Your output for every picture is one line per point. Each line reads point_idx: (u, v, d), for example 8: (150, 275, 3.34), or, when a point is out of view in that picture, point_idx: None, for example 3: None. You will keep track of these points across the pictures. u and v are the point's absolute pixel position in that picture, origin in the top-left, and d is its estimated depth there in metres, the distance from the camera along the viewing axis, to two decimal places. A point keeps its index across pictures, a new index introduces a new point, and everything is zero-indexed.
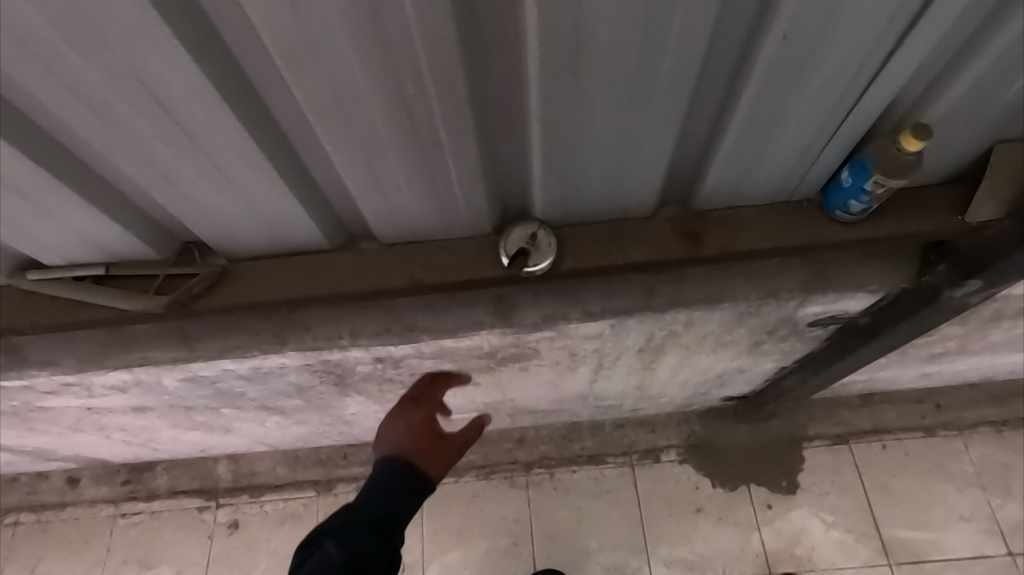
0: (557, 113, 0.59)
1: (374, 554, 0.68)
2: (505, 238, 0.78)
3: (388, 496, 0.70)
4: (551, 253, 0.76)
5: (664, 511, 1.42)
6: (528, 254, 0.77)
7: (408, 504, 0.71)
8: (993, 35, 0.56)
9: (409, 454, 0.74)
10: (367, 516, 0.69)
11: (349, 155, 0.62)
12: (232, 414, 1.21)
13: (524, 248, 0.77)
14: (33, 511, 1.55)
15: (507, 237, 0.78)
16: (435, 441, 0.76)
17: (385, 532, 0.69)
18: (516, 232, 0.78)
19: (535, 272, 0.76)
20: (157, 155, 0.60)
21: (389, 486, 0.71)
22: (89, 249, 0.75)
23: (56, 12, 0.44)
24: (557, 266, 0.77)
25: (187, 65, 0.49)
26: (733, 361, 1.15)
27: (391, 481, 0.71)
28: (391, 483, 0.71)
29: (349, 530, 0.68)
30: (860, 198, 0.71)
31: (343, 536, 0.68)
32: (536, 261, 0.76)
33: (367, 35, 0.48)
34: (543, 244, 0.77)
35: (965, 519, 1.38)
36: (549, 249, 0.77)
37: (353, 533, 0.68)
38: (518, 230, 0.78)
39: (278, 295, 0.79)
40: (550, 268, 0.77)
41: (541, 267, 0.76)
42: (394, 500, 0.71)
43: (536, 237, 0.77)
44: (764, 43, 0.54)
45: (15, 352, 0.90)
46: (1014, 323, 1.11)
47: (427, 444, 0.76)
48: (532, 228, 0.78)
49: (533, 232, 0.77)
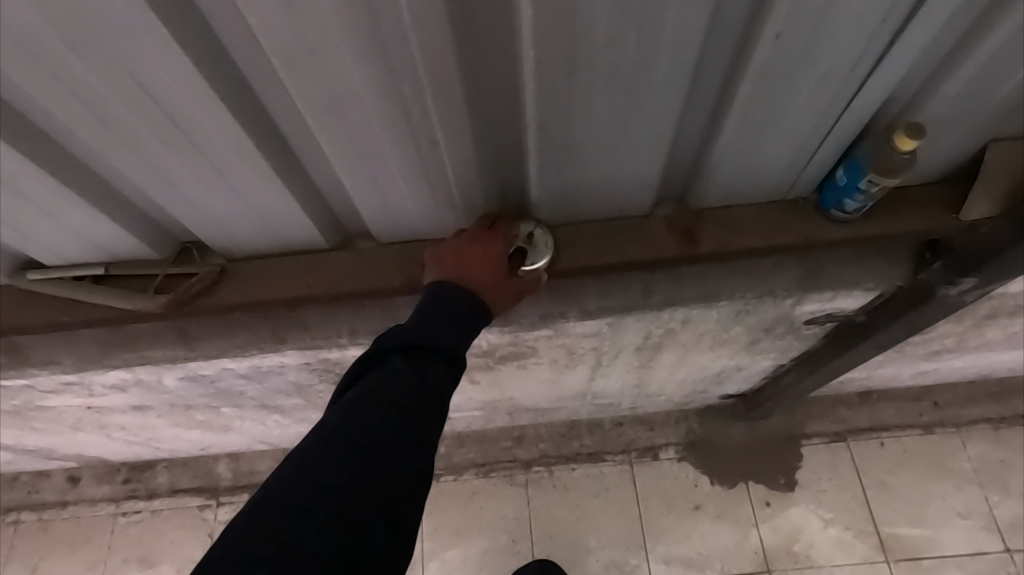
0: (553, 112, 0.59)
1: (442, 395, 0.62)
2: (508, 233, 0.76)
3: (455, 335, 0.66)
4: (547, 251, 0.77)
5: (663, 509, 1.42)
6: (525, 252, 0.77)
7: (469, 334, 0.68)
8: (986, 34, 0.56)
9: (478, 288, 0.71)
10: (437, 345, 0.64)
11: (347, 155, 0.63)
12: (232, 413, 1.21)
13: (522, 247, 0.77)
14: (34, 510, 1.55)
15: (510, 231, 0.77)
16: (504, 283, 0.74)
17: (451, 379, 0.64)
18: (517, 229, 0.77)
19: (534, 270, 0.76)
20: (155, 155, 0.61)
21: (455, 328, 0.66)
22: (89, 249, 0.76)
23: (55, 13, 0.44)
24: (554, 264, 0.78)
25: (186, 65, 0.50)
26: (731, 359, 1.15)
27: (461, 300, 0.68)
28: (458, 303, 0.68)
29: (417, 354, 0.62)
30: (855, 196, 0.72)
31: (411, 342, 0.63)
32: (533, 260, 0.76)
33: (363, 35, 0.48)
34: (539, 243, 0.78)
35: (963, 516, 1.38)
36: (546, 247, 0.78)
37: (422, 350, 0.63)
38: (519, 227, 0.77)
39: (277, 295, 0.80)
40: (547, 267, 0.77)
41: (539, 265, 0.76)
42: (460, 343, 0.66)
43: (534, 236, 0.78)
44: (758, 43, 0.54)
45: (15, 351, 0.90)
46: (1011, 321, 1.11)
47: (496, 282, 0.72)
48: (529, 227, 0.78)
49: (531, 232, 0.78)
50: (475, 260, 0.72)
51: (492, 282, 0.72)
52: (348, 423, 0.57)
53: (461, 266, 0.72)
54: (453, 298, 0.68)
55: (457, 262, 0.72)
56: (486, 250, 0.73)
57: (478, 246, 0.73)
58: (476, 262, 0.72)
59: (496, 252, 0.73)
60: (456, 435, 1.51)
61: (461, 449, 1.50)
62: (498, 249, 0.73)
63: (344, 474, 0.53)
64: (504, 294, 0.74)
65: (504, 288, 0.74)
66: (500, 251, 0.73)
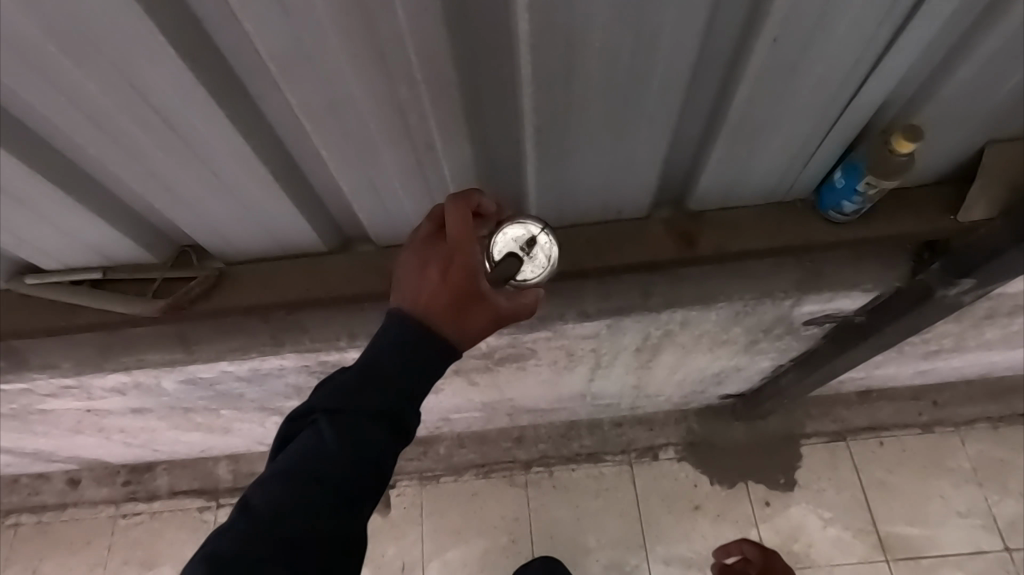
0: (550, 115, 0.59)
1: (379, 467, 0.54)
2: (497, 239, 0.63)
3: (400, 396, 0.55)
4: (546, 265, 0.63)
5: (662, 509, 1.43)
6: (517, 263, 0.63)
7: (424, 390, 0.56)
8: (982, 37, 0.56)
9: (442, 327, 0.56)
10: (373, 413, 0.54)
11: (345, 160, 0.63)
12: (231, 415, 1.21)
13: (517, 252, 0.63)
14: (34, 513, 1.55)
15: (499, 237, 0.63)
16: (472, 312, 0.56)
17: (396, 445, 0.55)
18: (510, 232, 0.64)
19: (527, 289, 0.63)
20: (151, 160, 0.60)
21: (402, 388, 0.55)
22: (87, 254, 0.75)
23: (51, 20, 0.44)
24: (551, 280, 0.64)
25: (182, 71, 0.49)
26: (730, 359, 1.15)
27: (409, 352, 0.55)
28: (405, 357, 0.55)
29: (347, 424, 0.53)
30: (853, 198, 0.72)
31: (340, 412, 0.53)
32: (528, 272, 0.63)
33: (359, 39, 0.48)
34: (539, 253, 0.64)
35: (963, 515, 1.39)
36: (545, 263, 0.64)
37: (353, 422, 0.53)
38: (512, 231, 0.64)
39: (275, 298, 0.80)
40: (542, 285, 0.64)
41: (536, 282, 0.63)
42: (409, 402, 0.55)
43: (534, 242, 0.64)
44: (755, 46, 0.54)
45: (14, 355, 0.91)
46: (1010, 320, 1.11)
47: (458, 312, 0.56)
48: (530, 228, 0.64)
49: (532, 235, 0.64)
50: (429, 287, 0.56)
51: (453, 314, 0.55)
52: (265, 505, 0.52)
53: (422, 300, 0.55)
54: (401, 347, 0.55)
55: (416, 295, 0.56)
56: (450, 279, 0.55)
57: (436, 264, 0.56)
58: (430, 288, 0.56)
59: (455, 272, 0.55)
60: (456, 436, 1.50)
61: (461, 450, 1.50)
62: (458, 267, 0.55)
63: (252, 570, 0.49)
64: (475, 325, 0.57)
65: (473, 317, 0.56)
66: (459, 272, 0.55)
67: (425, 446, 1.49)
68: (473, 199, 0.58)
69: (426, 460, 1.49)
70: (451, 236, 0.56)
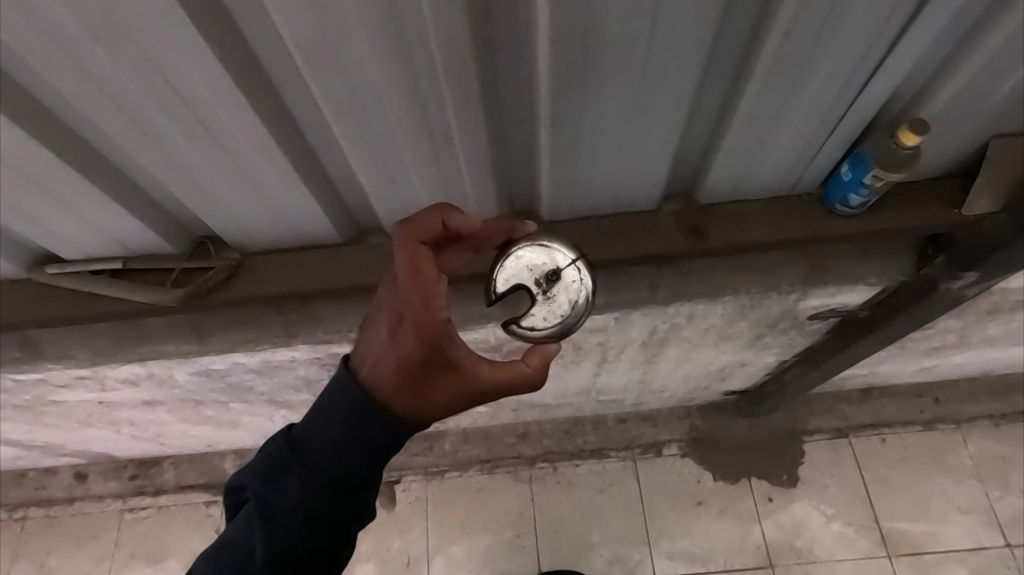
0: (566, 108, 0.61)
1: (304, 548, 0.57)
2: (518, 261, 0.68)
3: (319, 477, 0.57)
4: (557, 305, 0.68)
5: (665, 505, 1.44)
6: (535, 300, 0.69)
7: (347, 467, 0.58)
8: (989, 31, 0.58)
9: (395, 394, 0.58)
10: (290, 498, 0.57)
11: (363, 151, 0.64)
12: (240, 408, 1.22)
13: (533, 285, 0.69)
14: (41, 506, 1.56)
15: (521, 261, 0.68)
16: (429, 375, 0.57)
17: (320, 525, 0.57)
18: (533, 259, 0.69)
19: (538, 333, 0.68)
20: (175, 151, 0.62)
21: (320, 469, 0.57)
22: (107, 243, 0.77)
23: (88, 11, 0.46)
24: (565, 328, 0.68)
25: (211, 62, 0.51)
26: (734, 355, 1.16)
27: (328, 424, 0.58)
28: (324, 429, 0.58)
29: (267, 508, 0.58)
30: (859, 191, 0.73)
31: (262, 494, 0.58)
32: (539, 309, 0.69)
33: (384, 32, 0.49)
34: (559, 296, 0.69)
35: (964, 511, 1.40)
36: (565, 307, 0.69)
37: (273, 505, 0.58)
38: (535, 257, 0.69)
39: (290, 289, 0.81)
40: (556, 331, 0.68)
41: (548, 327, 0.68)
42: (328, 484, 0.58)
43: (557, 279, 0.69)
44: (766, 41, 0.56)
45: (31, 345, 0.92)
46: (1011, 317, 1.13)
47: (412, 376, 0.57)
48: (559, 262, 0.69)
49: (556, 271, 0.69)
50: (383, 346, 0.58)
51: (405, 378, 0.57)
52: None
53: (379, 366, 0.58)
54: (324, 428, 0.58)
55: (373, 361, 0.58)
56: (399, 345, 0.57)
57: (391, 320, 0.58)
58: (382, 349, 0.58)
59: (405, 331, 0.56)
60: (461, 432, 1.51)
61: (466, 445, 1.50)
62: (408, 325, 0.56)
63: None
64: (438, 390, 0.58)
65: (432, 382, 0.58)
66: (408, 334, 0.56)
67: (430, 442, 1.50)
68: (432, 224, 0.58)
69: (431, 456, 1.50)
70: (400, 286, 0.56)
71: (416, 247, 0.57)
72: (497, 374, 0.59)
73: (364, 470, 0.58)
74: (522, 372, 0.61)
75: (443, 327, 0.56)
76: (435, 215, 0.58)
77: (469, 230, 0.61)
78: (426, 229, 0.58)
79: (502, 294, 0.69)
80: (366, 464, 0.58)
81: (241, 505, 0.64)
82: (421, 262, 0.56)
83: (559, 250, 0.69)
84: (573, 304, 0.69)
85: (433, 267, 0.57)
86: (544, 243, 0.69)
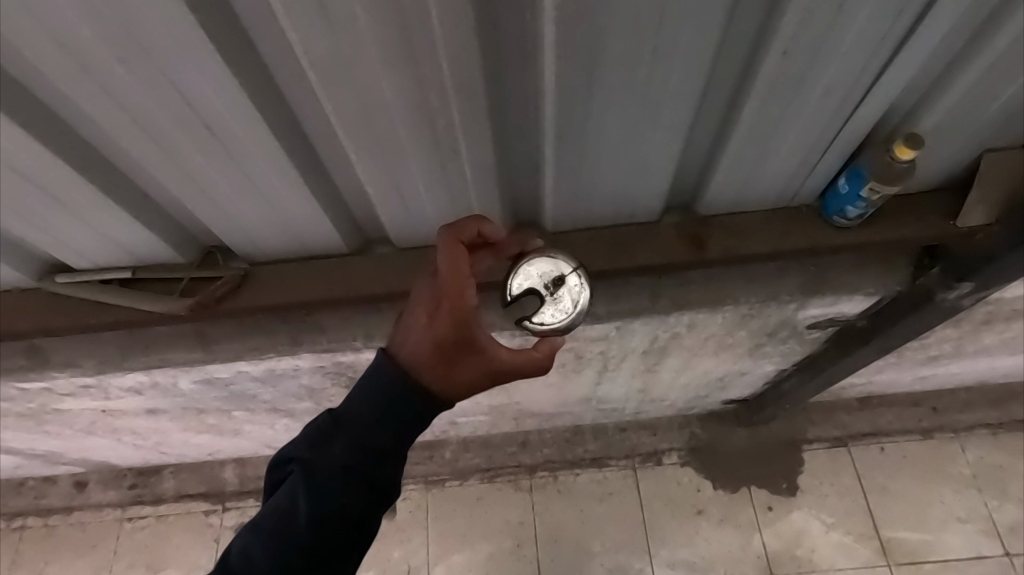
0: (570, 122, 0.62)
1: (344, 513, 0.58)
2: (525, 270, 0.72)
3: (363, 442, 0.59)
4: (564, 305, 0.72)
5: (665, 513, 1.44)
6: (543, 301, 0.73)
7: (389, 435, 0.60)
8: (980, 50, 0.60)
9: (427, 376, 0.60)
10: (334, 462, 0.59)
11: (371, 164, 0.66)
12: (242, 417, 1.23)
13: (539, 289, 0.73)
14: (40, 516, 1.56)
15: (527, 269, 0.72)
16: (458, 357, 0.60)
17: (360, 491, 0.59)
18: (538, 267, 0.73)
19: (547, 328, 0.72)
20: (188, 163, 0.63)
21: (363, 435, 0.59)
22: (117, 253, 0.78)
23: (111, 30, 0.48)
24: (571, 325, 0.72)
25: (227, 78, 0.52)
26: (734, 363, 1.17)
27: (370, 394, 0.60)
28: (366, 399, 0.60)
29: (311, 473, 0.59)
30: (856, 203, 0.75)
31: (307, 460, 0.59)
32: (547, 310, 0.73)
33: (396, 49, 0.51)
34: (565, 296, 0.73)
35: (963, 520, 1.40)
36: (570, 306, 0.73)
37: (317, 470, 0.59)
38: (541, 265, 0.73)
39: (297, 298, 0.82)
40: (563, 328, 0.72)
41: (556, 324, 0.72)
42: (371, 450, 0.59)
43: (563, 282, 0.73)
44: (765, 59, 0.57)
45: (37, 354, 0.93)
46: (1007, 326, 1.14)
47: (444, 358, 0.60)
48: (563, 269, 0.73)
49: (562, 275, 0.73)
50: (418, 330, 0.61)
51: (437, 360, 0.60)
52: (246, 550, 0.59)
53: (413, 350, 0.60)
54: (366, 399, 0.60)
55: (407, 345, 0.61)
56: (434, 329, 0.60)
57: (427, 307, 0.61)
58: (417, 334, 0.60)
59: (440, 316, 0.60)
60: (461, 441, 1.51)
61: (467, 454, 1.51)
62: (444, 311, 0.60)
63: None
64: (464, 371, 0.61)
65: (460, 364, 0.61)
66: (443, 318, 0.59)
67: (430, 450, 1.50)
68: (469, 228, 0.64)
69: (431, 464, 1.50)
70: (439, 276, 0.61)
71: (455, 244, 0.61)
72: (514, 358, 0.63)
73: (403, 439, 0.61)
74: (531, 358, 0.64)
75: (473, 313, 0.60)
76: (472, 221, 0.64)
77: (496, 238, 0.67)
78: (465, 231, 0.64)
79: (515, 297, 0.73)
80: (405, 433, 0.61)
81: (274, 480, 0.64)
82: (459, 257, 0.61)
83: (564, 259, 0.73)
84: (578, 303, 0.73)
85: (468, 264, 0.62)
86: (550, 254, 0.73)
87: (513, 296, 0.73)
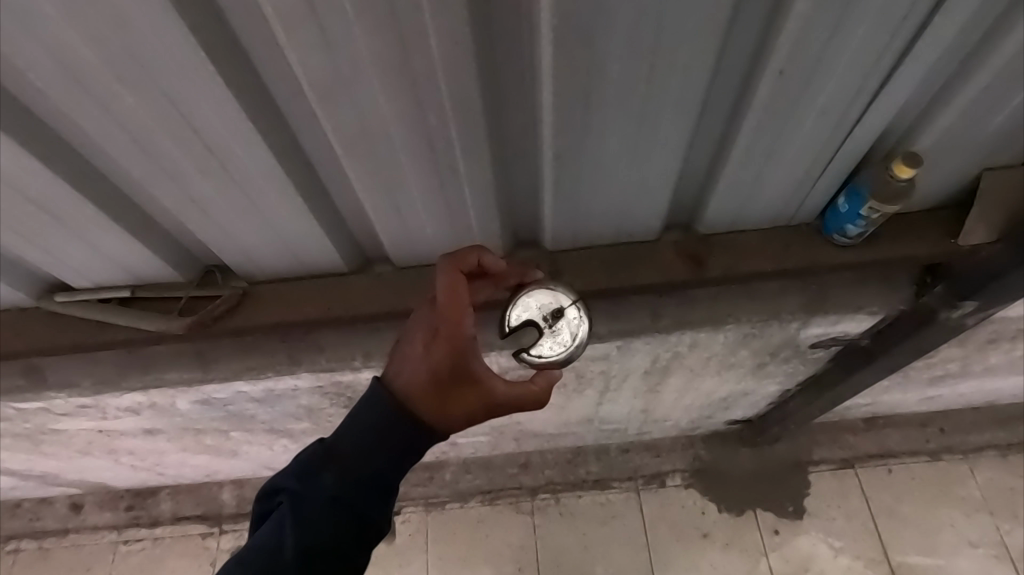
0: (569, 141, 0.62)
1: (333, 548, 0.57)
2: (523, 302, 0.72)
3: (353, 473, 0.58)
4: (563, 339, 0.72)
5: (670, 537, 1.41)
6: (541, 333, 0.72)
7: (379, 467, 0.59)
8: (977, 68, 0.60)
9: (422, 406, 0.60)
10: (325, 494, 0.57)
11: (370, 184, 0.66)
12: (240, 437, 1.21)
13: (536, 321, 0.72)
14: (35, 538, 1.54)
15: (526, 302, 0.72)
16: (454, 387, 0.60)
17: (350, 525, 0.58)
18: (536, 298, 0.72)
19: (545, 361, 0.71)
20: (188, 184, 0.64)
21: (354, 468, 0.58)
22: (118, 272, 0.79)
23: (114, 53, 0.48)
24: (569, 358, 0.71)
25: (226, 99, 0.53)
26: (738, 383, 1.16)
27: (365, 424, 0.60)
28: (360, 428, 0.60)
29: (301, 506, 0.57)
30: (857, 222, 0.75)
31: (297, 491, 0.58)
32: (546, 344, 0.72)
33: (395, 69, 0.51)
34: (564, 329, 0.72)
35: (974, 545, 1.37)
36: (569, 339, 0.72)
37: (305, 502, 0.57)
38: (539, 297, 0.72)
39: (296, 316, 0.82)
40: (561, 360, 0.71)
41: (554, 357, 0.71)
42: (362, 482, 0.58)
43: (562, 315, 0.72)
44: (761, 79, 0.58)
45: (35, 373, 0.93)
46: (1013, 346, 1.13)
47: (440, 387, 0.60)
48: (562, 301, 0.72)
49: (561, 307, 0.72)
50: (416, 358, 0.60)
51: (433, 390, 0.60)
52: None
53: (410, 378, 0.60)
54: (359, 429, 0.60)
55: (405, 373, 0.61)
56: (431, 358, 0.60)
57: (425, 335, 0.61)
58: (416, 361, 0.60)
59: (439, 345, 0.60)
60: (461, 462, 1.49)
61: (467, 476, 1.48)
62: (441, 339, 0.60)
63: None
64: (460, 402, 0.60)
65: (456, 394, 0.60)
66: (442, 346, 0.60)
67: (431, 472, 1.48)
68: (470, 258, 0.64)
69: (431, 486, 1.48)
70: (438, 305, 0.61)
71: (455, 273, 0.62)
72: (511, 391, 0.62)
73: (394, 473, 0.60)
74: (530, 391, 0.64)
75: (471, 342, 0.60)
76: (472, 251, 0.65)
77: (495, 268, 0.67)
78: (465, 261, 0.64)
79: (513, 328, 0.73)
80: (397, 466, 0.60)
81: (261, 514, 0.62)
82: (458, 286, 0.61)
83: (562, 292, 0.73)
84: (577, 336, 0.72)
85: (467, 294, 0.62)
86: (549, 287, 0.73)
87: (511, 328, 0.73)
